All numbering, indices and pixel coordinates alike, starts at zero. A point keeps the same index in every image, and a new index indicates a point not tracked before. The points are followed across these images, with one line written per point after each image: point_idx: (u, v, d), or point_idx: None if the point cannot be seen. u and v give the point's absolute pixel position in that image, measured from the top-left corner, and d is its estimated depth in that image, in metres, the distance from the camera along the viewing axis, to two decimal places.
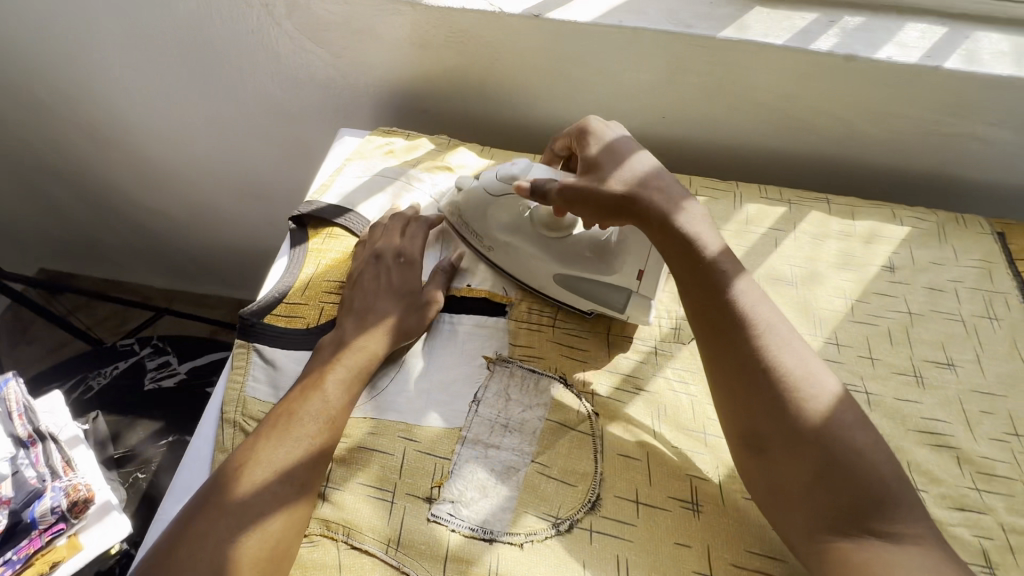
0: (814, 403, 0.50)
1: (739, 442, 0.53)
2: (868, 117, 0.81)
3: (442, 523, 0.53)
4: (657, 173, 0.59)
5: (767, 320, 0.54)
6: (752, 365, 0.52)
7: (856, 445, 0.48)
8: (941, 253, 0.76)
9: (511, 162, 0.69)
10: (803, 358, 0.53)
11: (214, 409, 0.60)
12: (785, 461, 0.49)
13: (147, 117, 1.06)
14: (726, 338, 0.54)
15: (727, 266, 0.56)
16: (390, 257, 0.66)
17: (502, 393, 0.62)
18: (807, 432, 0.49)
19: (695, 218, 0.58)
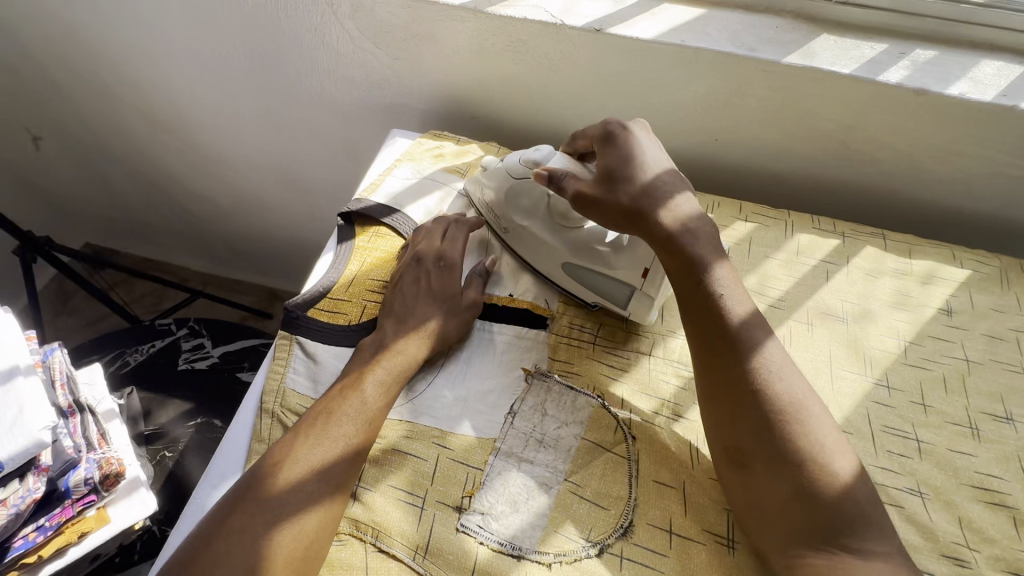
0: (802, 427, 0.51)
1: (724, 455, 0.54)
2: (933, 153, 0.79)
3: (471, 534, 0.52)
4: (677, 188, 0.60)
5: (761, 342, 0.54)
6: (744, 385, 0.53)
7: (838, 471, 0.49)
8: (1002, 299, 0.73)
9: (534, 148, 0.69)
10: (793, 384, 0.53)
11: (253, 398, 0.61)
12: (767, 479, 0.50)
13: (205, 105, 1.09)
14: (716, 356, 0.55)
15: (752, 319, 0.55)
16: (431, 261, 0.65)
17: (539, 407, 0.61)
18: (791, 454, 0.50)
19: (707, 238, 0.58)
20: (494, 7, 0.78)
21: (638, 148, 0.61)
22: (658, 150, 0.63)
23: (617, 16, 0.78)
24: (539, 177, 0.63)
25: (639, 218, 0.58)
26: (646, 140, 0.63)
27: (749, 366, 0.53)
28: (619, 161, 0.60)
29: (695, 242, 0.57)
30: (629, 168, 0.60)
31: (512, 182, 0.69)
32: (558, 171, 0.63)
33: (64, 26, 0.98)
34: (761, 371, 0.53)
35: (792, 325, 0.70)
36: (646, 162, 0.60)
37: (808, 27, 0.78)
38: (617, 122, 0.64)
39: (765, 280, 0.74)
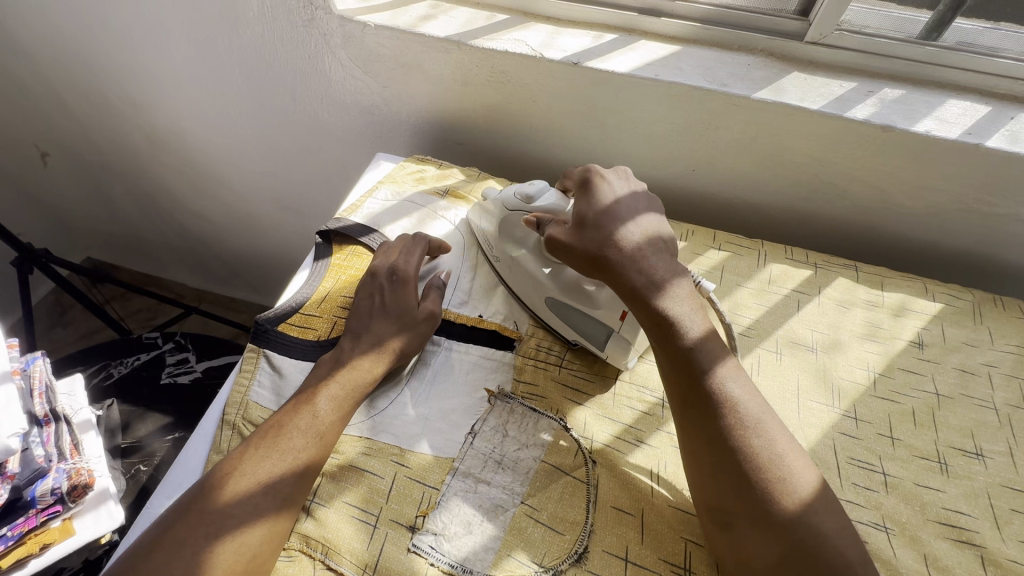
0: (783, 485, 0.48)
1: (706, 511, 0.51)
2: (903, 187, 0.80)
3: (422, 555, 0.52)
4: (651, 243, 0.59)
5: (739, 396, 0.52)
6: (720, 439, 0.51)
7: (824, 533, 0.46)
8: (974, 334, 0.73)
9: (528, 182, 0.69)
10: (775, 440, 0.50)
11: (217, 409, 0.61)
12: (749, 538, 0.48)
13: (204, 128, 1.13)
14: (692, 409, 0.53)
15: (711, 353, 0.54)
16: (385, 275, 0.65)
17: (500, 428, 0.61)
18: (773, 514, 0.47)
19: (680, 293, 0.57)
20: (478, 41, 0.82)
21: (614, 200, 0.62)
22: (631, 195, 0.63)
23: (595, 51, 0.81)
24: (527, 223, 0.65)
25: (610, 268, 0.58)
26: (625, 192, 0.63)
27: (726, 421, 0.51)
28: (595, 211, 0.61)
29: (666, 298, 0.56)
30: (604, 218, 0.60)
31: (506, 214, 0.70)
32: (545, 219, 0.64)
33: (73, 51, 1.03)
34: (738, 426, 0.51)
35: (761, 354, 0.70)
36: (622, 215, 0.60)
37: (779, 65, 0.81)
38: (598, 172, 0.65)
39: (735, 308, 0.75)
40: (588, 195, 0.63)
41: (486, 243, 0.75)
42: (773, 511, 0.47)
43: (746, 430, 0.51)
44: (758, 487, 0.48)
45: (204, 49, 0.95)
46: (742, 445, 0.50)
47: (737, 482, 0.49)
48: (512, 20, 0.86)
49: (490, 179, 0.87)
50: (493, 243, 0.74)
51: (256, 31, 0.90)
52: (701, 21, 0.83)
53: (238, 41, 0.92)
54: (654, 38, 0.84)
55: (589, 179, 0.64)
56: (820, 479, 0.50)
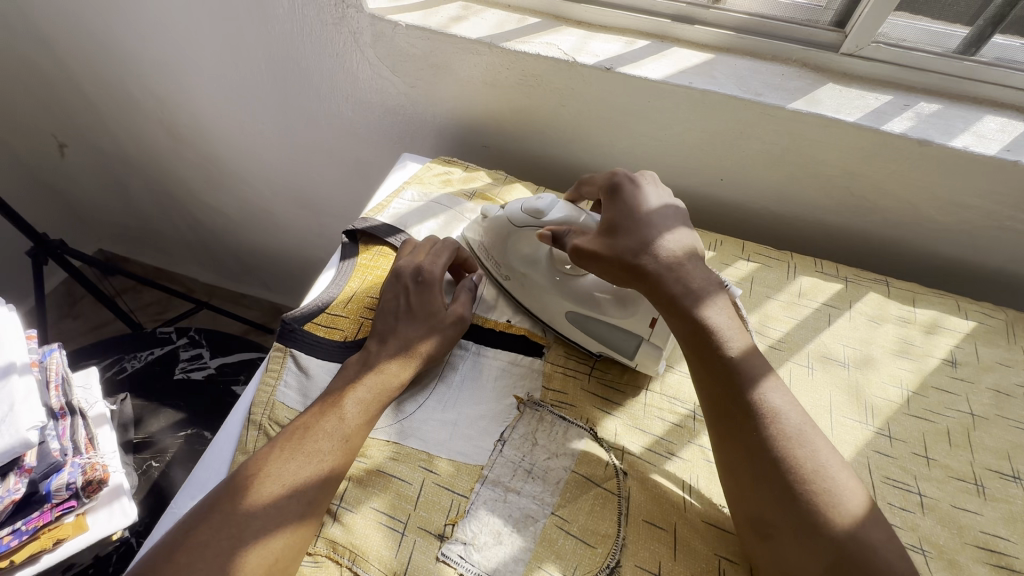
0: (829, 497, 0.47)
1: (746, 521, 0.50)
2: (936, 204, 0.79)
3: (450, 564, 0.51)
4: (689, 257, 0.57)
5: (780, 408, 0.51)
6: (762, 452, 0.49)
7: (873, 547, 0.45)
8: (1009, 353, 0.72)
9: (536, 196, 0.67)
10: (817, 450, 0.49)
11: (242, 409, 0.60)
12: (792, 549, 0.46)
13: (226, 124, 1.13)
14: (733, 422, 0.51)
15: (753, 366, 0.53)
16: (411, 276, 0.64)
17: (529, 436, 0.60)
18: (820, 527, 0.46)
19: (720, 306, 0.56)
20: (510, 43, 0.81)
21: (647, 209, 0.59)
22: (666, 204, 0.61)
23: (629, 56, 0.80)
24: (540, 236, 0.62)
25: (647, 278, 0.56)
26: (657, 202, 0.61)
27: (767, 431, 0.50)
28: (625, 221, 0.59)
29: (705, 309, 0.55)
30: (639, 227, 0.58)
31: (513, 228, 0.68)
32: (561, 231, 0.62)
33: (99, 42, 1.03)
34: (781, 436, 0.49)
35: (791, 367, 0.69)
36: (659, 226, 0.58)
37: (813, 76, 0.80)
38: (627, 178, 0.62)
39: (765, 320, 0.74)
40: (617, 204, 0.60)
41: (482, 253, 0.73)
42: (816, 525, 0.46)
43: (786, 442, 0.49)
44: (799, 500, 0.47)
45: (232, 45, 0.95)
46: (782, 456, 0.48)
47: (779, 494, 0.47)
48: (544, 24, 0.86)
49: (517, 183, 0.85)
50: (494, 255, 0.71)
51: (285, 28, 0.90)
52: (734, 29, 0.82)
53: (267, 38, 0.92)
54: (686, 45, 0.83)
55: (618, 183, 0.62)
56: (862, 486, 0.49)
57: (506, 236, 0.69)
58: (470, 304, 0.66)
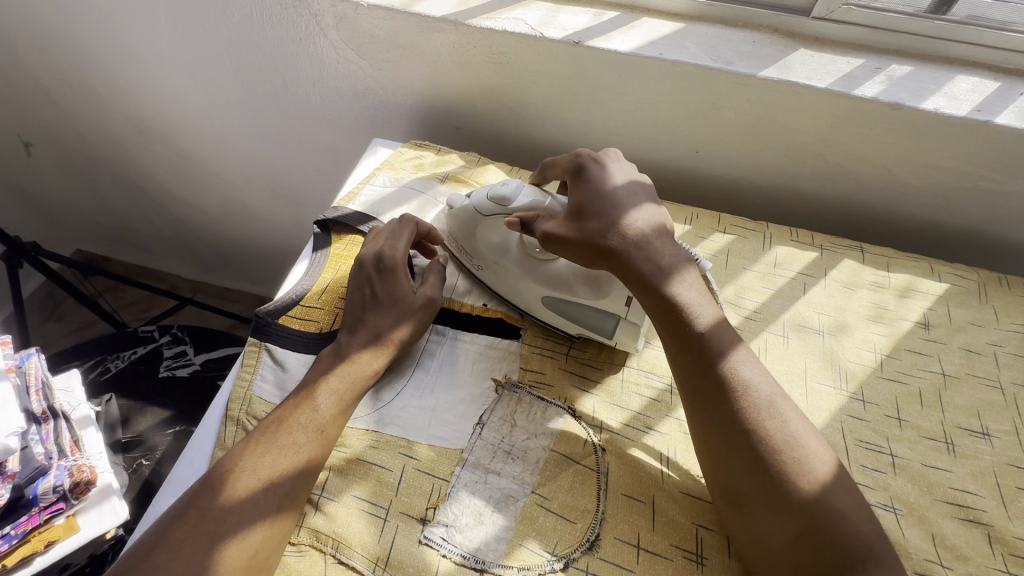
0: (799, 466, 0.48)
1: (719, 492, 0.51)
2: (909, 167, 0.79)
3: (433, 547, 0.52)
4: (655, 234, 0.57)
5: (750, 381, 0.51)
6: (736, 426, 0.50)
7: (840, 511, 0.46)
8: (980, 313, 0.73)
9: (502, 182, 0.65)
10: (787, 420, 0.50)
11: (219, 405, 0.60)
12: (764, 517, 0.48)
13: (193, 116, 1.10)
14: (705, 395, 0.52)
15: (723, 339, 0.53)
16: (373, 264, 0.63)
17: (508, 418, 0.60)
18: (791, 495, 0.47)
19: (690, 281, 0.55)
20: (475, 20, 0.79)
21: (611, 187, 0.59)
22: (631, 181, 0.60)
23: (597, 29, 0.78)
24: (510, 225, 0.60)
25: (615, 258, 0.56)
26: (623, 179, 0.60)
27: (739, 404, 0.50)
28: (590, 201, 0.58)
29: (675, 285, 0.54)
30: (604, 207, 0.57)
31: (480, 217, 0.66)
32: (529, 217, 0.60)
33: (53, 35, 1.00)
34: (752, 409, 0.50)
35: (767, 337, 0.70)
36: (624, 204, 0.58)
37: (784, 42, 0.79)
38: (589, 158, 0.61)
39: (741, 292, 0.74)
40: (581, 184, 0.59)
41: (452, 240, 0.71)
42: (787, 494, 0.47)
43: (756, 415, 0.50)
44: (770, 472, 0.48)
45: (192, 32, 0.92)
46: (754, 429, 0.49)
47: (750, 467, 0.49)
48: None
49: (490, 164, 0.84)
50: (463, 243, 0.69)
51: (245, 12, 0.87)
52: None
53: (227, 24, 0.89)
54: (656, 15, 0.82)
55: (578, 164, 0.60)
56: (831, 451, 0.50)
57: (472, 226, 0.67)
58: (440, 285, 0.65)
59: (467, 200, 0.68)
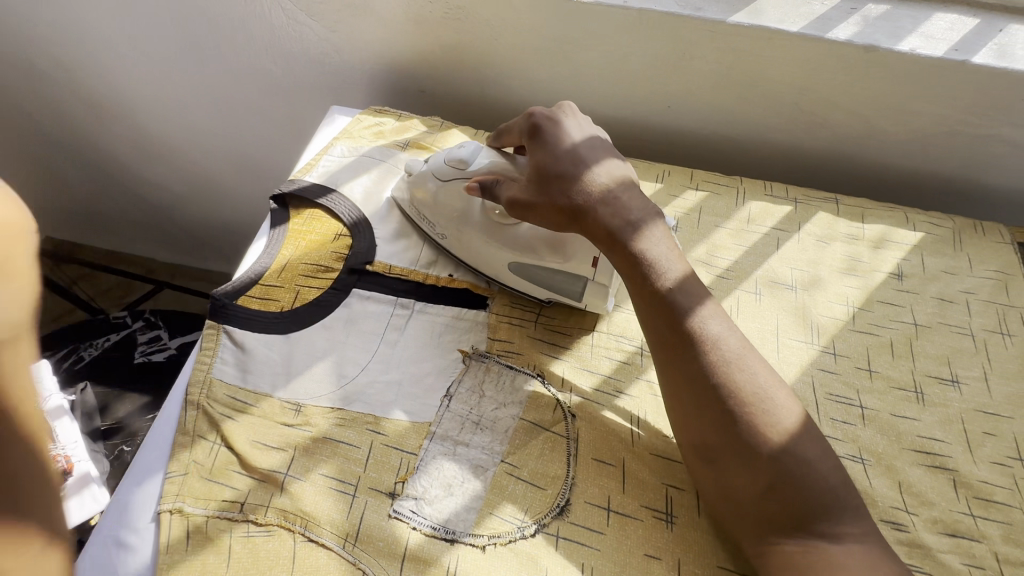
0: (768, 419, 0.47)
1: (691, 450, 0.51)
2: (885, 113, 0.77)
3: (404, 520, 0.51)
4: (619, 189, 0.55)
5: (717, 335, 0.50)
6: (704, 382, 0.49)
7: (808, 460, 0.46)
8: (954, 261, 0.72)
9: (459, 145, 0.64)
10: (755, 373, 0.49)
11: (179, 390, 0.58)
12: (735, 472, 0.48)
13: (146, 87, 1.05)
14: (672, 353, 0.51)
15: (689, 293, 0.52)
16: None
17: (476, 388, 0.59)
18: (760, 448, 0.47)
19: (654, 237, 0.54)
20: None
21: (572, 143, 0.56)
22: (592, 135, 0.58)
23: None
24: (469, 190, 0.59)
25: (577, 217, 0.54)
26: (584, 133, 0.58)
27: (706, 360, 0.49)
28: (550, 158, 0.56)
29: (638, 240, 0.53)
30: (565, 163, 0.55)
31: (440, 184, 0.65)
32: (488, 181, 0.58)
33: None
34: (719, 364, 0.49)
35: (739, 296, 0.68)
36: (587, 160, 0.56)
37: None
38: (544, 116, 0.59)
39: (713, 250, 0.72)
40: (540, 142, 0.57)
41: (410, 207, 0.69)
42: (757, 447, 0.47)
43: (724, 370, 0.49)
44: (740, 426, 0.47)
45: None
46: (722, 385, 0.49)
47: (720, 423, 0.48)
48: None
49: (454, 128, 0.81)
50: (425, 213, 0.67)
51: None
52: None
53: None
54: None
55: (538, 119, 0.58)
56: (800, 402, 0.50)
57: (433, 195, 0.65)
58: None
59: (427, 163, 0.67)
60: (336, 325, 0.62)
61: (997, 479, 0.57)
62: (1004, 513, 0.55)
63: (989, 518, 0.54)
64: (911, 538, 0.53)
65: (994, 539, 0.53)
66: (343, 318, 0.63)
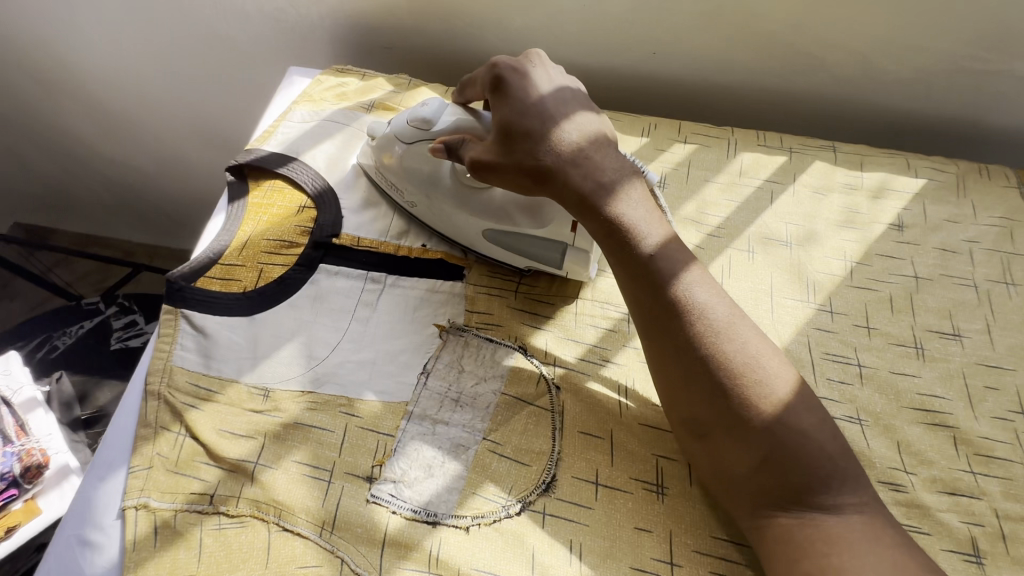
0: (760, 389, 0.44)
1: (680, 424, 0.48)
2: (887, 50, 0.72)
3: (382, 504, 0.49)
4: (594, 148, 0.50)
5: (704, 303, 0.47)
6: (691, 354, 0.46)
7: (804, 431, 0.44)
8: (958, 209, 0.68)
9: (422, 103, 0.59)
10: (745, 342, 0.46)
11: (139, 380, 0.55)
12: (726, 446, 0.45)
13: (90, 52, 0.96)
14: (656, 324, 0.47)
15: (672, 259, 0.48)
16: None
17: (455, 364, 0.56)
18: (752, 421, 0.44)
19: (634, 198, 0.50)
20: None
21: (540, 97, 0.51)
22: (562, 89, 0.53)
23: None
24: (434, 152, 0.53)
25: (550, 181, 0.49)
26: (552, 87, 0.52)
27: (692, 330, 0.46)
28: (518, 115, 0.50)
29: (617, 204, 0.49)
30: (534, 122, 0.50)
31: (403, 148, 0.59)
32: (454, 141, 0.53)
33: None
34: (707, 334, 0.46)
35: (731, 254, 0.65)
36: (557, 116, 0.51)
37: None
38: (508, 66, 0.53)
39: (703, 207, 0.68)
40: (505, 99, 0.52)
41: (376, 174, 0.65)
42: (749, 420, 0.44)
43: (712, 340, 0.46)
44: (730, 399, 0.45)
45: None
46: (709, 356, 0.45)
47: (709, 397, 0.45)
48: None
49: (423, 87, 0.75)
50: (392, 181, 0.62)
51: None
52: None
53: None
54: None
55: (500, 74, 0.52)
56: (793, 368, 0.47)
57: (397, 159, 0.60)
58: None
59: (389, 125, 0.61)
60: (304, 304, 0.59)
61: (998, 434, 0.55)
62: (1005, 469, 0.53)
63: (990, 474, 0.53)
64: (909, 498, 0.51)
65: (995, 496, 0.52)
66: (310, 295, 0.59)
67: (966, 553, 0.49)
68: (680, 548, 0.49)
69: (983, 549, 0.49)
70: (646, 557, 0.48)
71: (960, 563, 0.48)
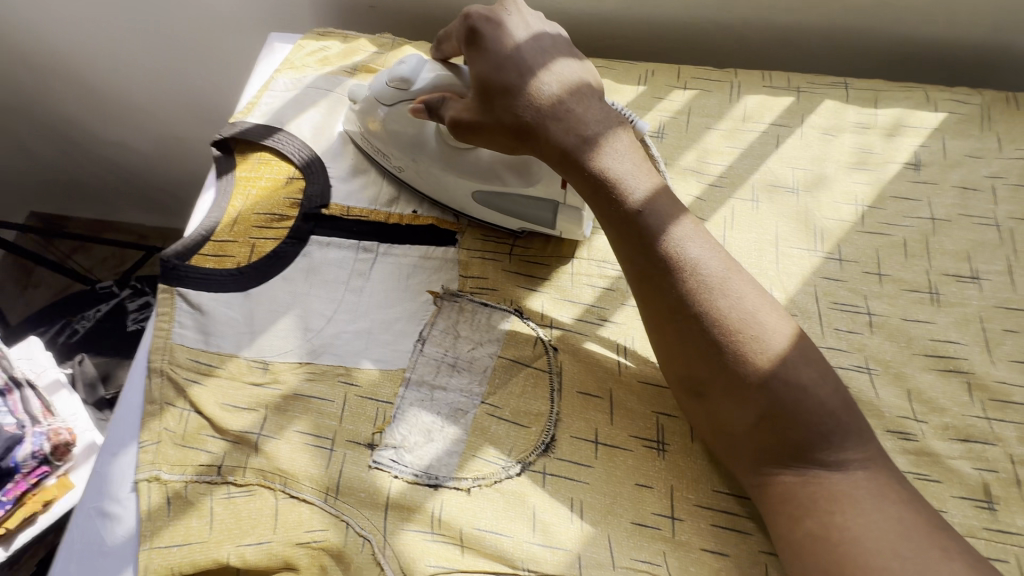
0: (757, 345, 0.43)
1: (677, 383, 0.47)
2: None
3: (384, 469, 0.50)
4: (578, 100, 0.48)
5: (697, 258, 0.45)
6: (684, 311, 0.44)
7: (803, 385, 0.42)
8: (981, 143, 0.64)
9: (399, 61, 0.56)
10: (741, 296, 0.44)
11: (142, 358, 0.56)
12: (723, 403, 0.44)
13: (73, 31, 0.94)
14: (648, 282, 0.46)
15: (663, 213, 0.46)
16: None
17: (450, 330, 0.56)
18: (748, 377, 0.43)
19: (621, 151, 0.47)
20: None
21: (518, 49, 0.48)
22: (541, 37, 0.50)
23: None
24: (414, 112, 0.52)
25: (533, 138, 0.47)
26: (531, 36, 0.49)
27: (685, 287, 0.45)
28: (495, 69, 0.48)
29: (603, 158, 0.47)
30: (512, 75, 0.48)
31: (385, 110, 0.57)
32: (434, 100, 0.51)
33: None
34: (700, 289, 0.44)
35: (734, 205, 0.62)
36: (537, 68, 0.48)
37: None
38: (482, 16, 0.49)
39: (704, 156, 0.65)
40: (481, 52, 0.49)
41: (362, 139, 0.63)
42: (745, 377, 0.43)
43: (705, 296, 0.44)
44: (725, 356, 0.43)
45: None
46: (703, 313, 0.44)
47: (703, 354, 0.44)
48: None
49: (407, 46, 0.72)
50: (377, 145, 0.61)
51: None
52: None
53: None
54: None
55: (475, 26, 0.49)
56: (793, 320, 0.45)
57: (380, 122, 0.59)
58: None
59: (369, 87, 0.59)
60: (297, 277, 0.59)
61: (1016, 378, 0.52)
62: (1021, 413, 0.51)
63: (1006, 419, 0.51)
64: (919, 447, 0.50)
65: (1010, 441, 0.50)
66: (303, 268, 0.59)
67: (978, 499, 0.48)
68: (681, 503, 0.48)
69: (997, 495, 0.48)
70: (648, 513, 0.48)
71: (970, 509, 0.47)
